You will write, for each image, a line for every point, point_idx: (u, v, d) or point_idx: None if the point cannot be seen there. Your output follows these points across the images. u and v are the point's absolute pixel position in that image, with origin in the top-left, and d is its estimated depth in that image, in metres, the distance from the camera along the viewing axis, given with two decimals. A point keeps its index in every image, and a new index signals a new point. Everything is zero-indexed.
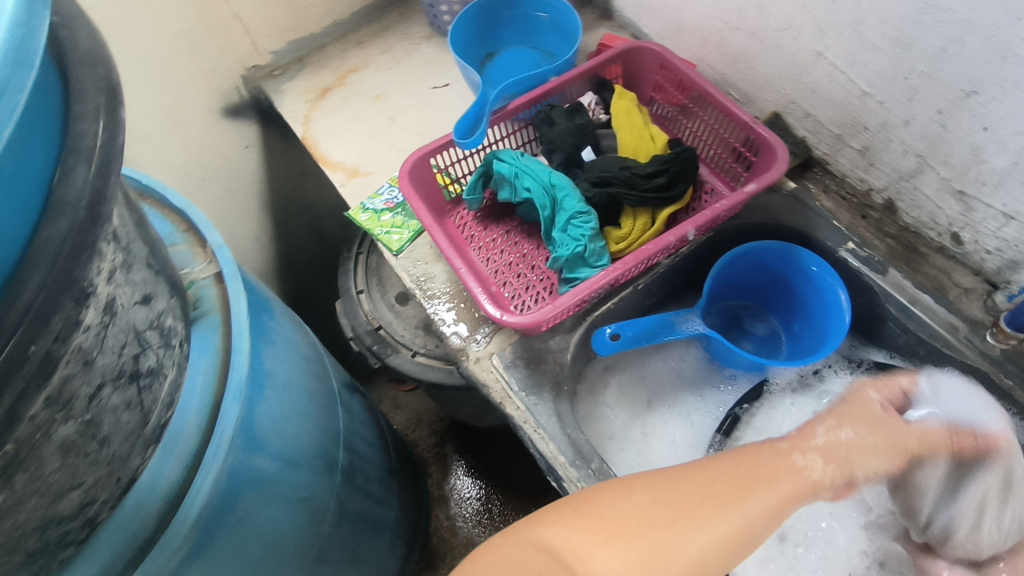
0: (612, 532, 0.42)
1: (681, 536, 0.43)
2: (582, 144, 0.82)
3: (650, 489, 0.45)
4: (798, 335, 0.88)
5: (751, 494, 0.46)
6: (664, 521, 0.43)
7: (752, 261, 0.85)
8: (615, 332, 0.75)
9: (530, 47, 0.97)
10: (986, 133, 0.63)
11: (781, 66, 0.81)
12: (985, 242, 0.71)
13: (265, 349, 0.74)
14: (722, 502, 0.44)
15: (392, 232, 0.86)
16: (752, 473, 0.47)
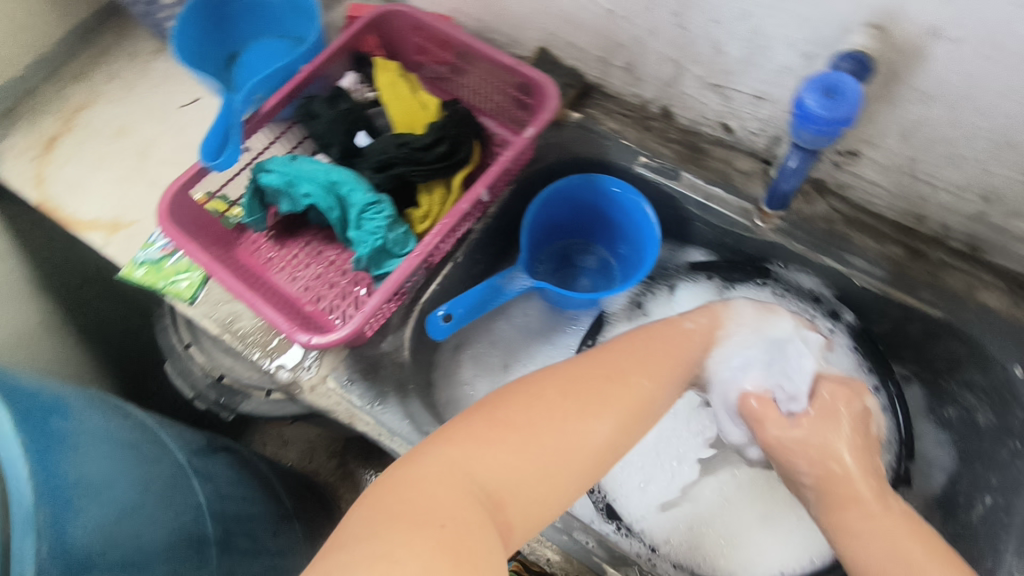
0: (519, 439, 0.50)
1: (578, 424, 0.52)
2: (355, 128, 0.77)
3: (544, 391, 0.54)
4: (625, 257, 0.91)
5: (621, 377, 0.57)
6: (551, 422, 0.52)
7: (562, 200, 0.85)
8: (446, 313, 0.71)
9: (276, 36, 0.88)
10: (719, 26, 0.65)
11: (529, 1, 0.79)
12: (749, 126, 0.75)
13: (73, 456, 0.61)
14: (600, 390, 0.55)
15: (179, 279, 0.76)
16: (633, 378, 0.57)
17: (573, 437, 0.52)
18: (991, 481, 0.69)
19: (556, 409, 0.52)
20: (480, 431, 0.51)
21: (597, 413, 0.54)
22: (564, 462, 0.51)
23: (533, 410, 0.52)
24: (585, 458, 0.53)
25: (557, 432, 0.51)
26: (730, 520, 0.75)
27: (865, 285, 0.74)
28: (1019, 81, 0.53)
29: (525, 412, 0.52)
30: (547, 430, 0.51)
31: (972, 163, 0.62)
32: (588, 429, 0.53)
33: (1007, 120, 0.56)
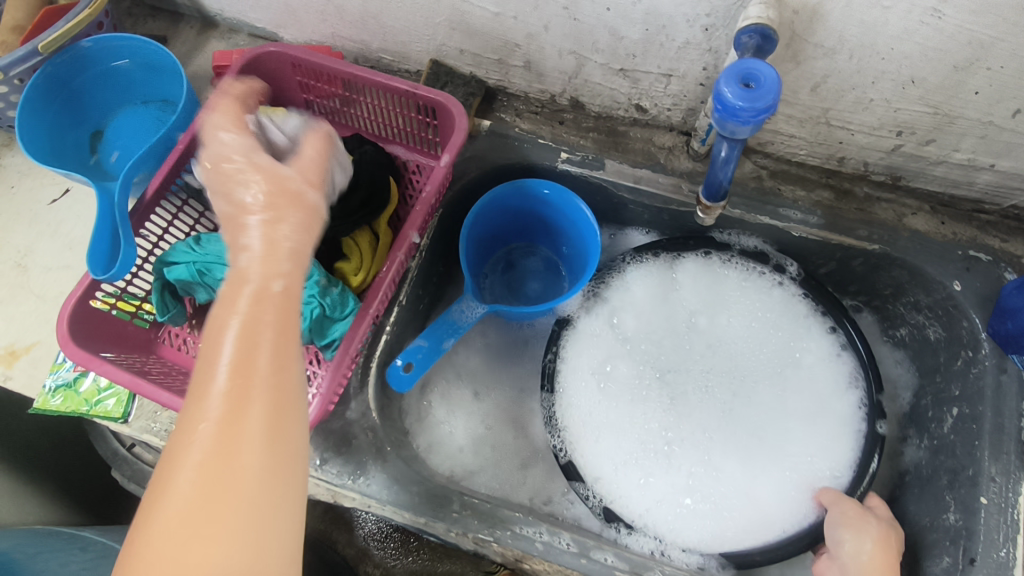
0: (208, 493, 0.37)
1: (277, 432, 0.40)
2: None
3: (192, 431, 0.38)
4: (569, 257, 0.88)
5: (270, 361, 0.42)
6: (247, 445, 0.38)
7: (494, 211, 0.81)
8: (406, 363, 0.68)
9: (139, 103, 0.79)
10: (612, 13, 0.63)
11: (409, 16, 0.73)
12: (662, 102, 0.74)
13: None
14: (283, 375, 0.42)
15: (104, 398, 0.69)
16: (257, 344, 0.41)
17: (251, 452, 0.38)
18: (953, 391, 0.72)
19: (242, 429, 0.38)
20: (190, 530, 0.35)
21: (230, 435, 0.38)
22: (265, 438, 0.39)
23: (217, 451, 0.37)
24: (293, 454, 0.40)
25: (243, 446, 0.38)
26: (727, 492, 0.73)
27: (805, 235, 0.75)
28: (914, 22, 0.53)
29: (223, 374, 0.39)
30: (237, 456, 0.38)
31: (881, 103, 0.63)
32: (272, 445, 0.39)
33: (907, 59, 0.57)
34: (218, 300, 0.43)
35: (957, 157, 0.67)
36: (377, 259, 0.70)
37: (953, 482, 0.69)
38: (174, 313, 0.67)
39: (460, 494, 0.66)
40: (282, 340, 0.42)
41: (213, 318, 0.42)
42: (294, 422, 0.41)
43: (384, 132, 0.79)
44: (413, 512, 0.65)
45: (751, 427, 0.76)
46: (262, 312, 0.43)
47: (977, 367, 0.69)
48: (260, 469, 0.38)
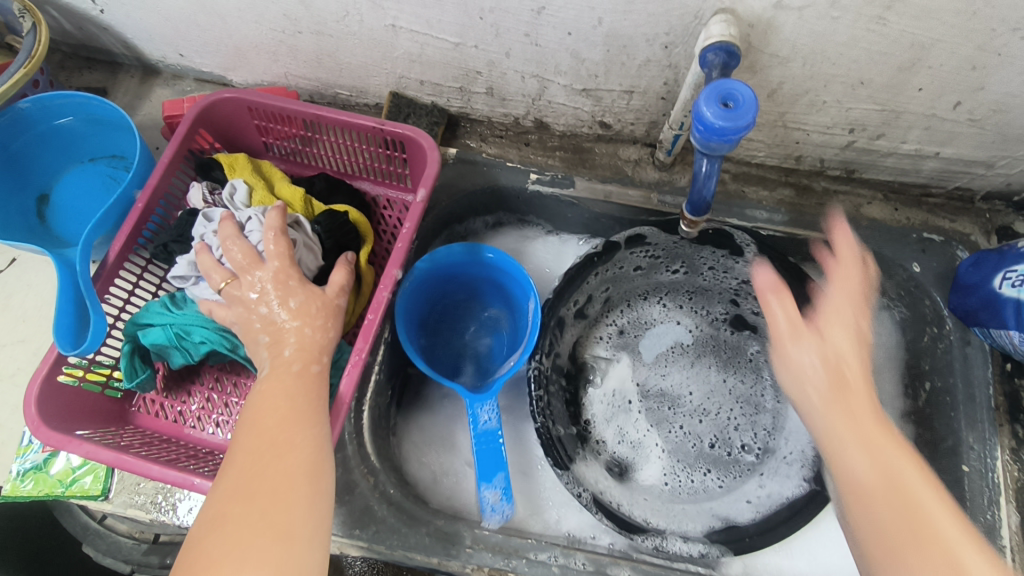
0: (248, 543, 0.41)
1: (299, 496, 0.44)
2: None
3: (221, 509, 0.43)
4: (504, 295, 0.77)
5: (302, 421, 0.49)
6: (249, 525, 0.42)
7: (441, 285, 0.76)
8: (496, 495, 0.66)
9: (86, 161, 0.75)
10: (571, 37, 0.64)
11: (366, 51, 0.73)
12: (625, 118, 0.75)
13: None
14: (299, 447, 0.47)
15: (81, 476, 0.65)
16: (268, 404, 0.50)
17: (257, 536, 0.41)
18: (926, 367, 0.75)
19: (247, 516, 0.42)
20: None
21: (253, 519, 0.42)
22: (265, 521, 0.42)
23: (227, 531, 0.41)
24: (293, 529, 0.43)
25: (280, 507, 0.43)
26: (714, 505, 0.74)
27: (772, 233, 0.77)
28: (860, 30, 0.56)
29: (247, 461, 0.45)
30: (244, 537, 0.41)
31: (834, 104, 0.66)
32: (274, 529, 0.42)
33: (856, 63, 0.60)
34: (262, 378, 0.52)
35: (905, 148, 0.71)
36: (361, 299, 0.68)
37: (933, 453, 0.72)
38: (144, 379, 0.63)
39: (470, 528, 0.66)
40: (303, 429, 0.49)
41: (255, 402, 0.50)
42: (301, 507, 0.44)
43: (350, 169, 0.77)
44: (425, 554, 0.63)
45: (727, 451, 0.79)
46: (292, 386, 0.51)
47: (944, 341, 0.73)
48: (263, 544, 0.41)
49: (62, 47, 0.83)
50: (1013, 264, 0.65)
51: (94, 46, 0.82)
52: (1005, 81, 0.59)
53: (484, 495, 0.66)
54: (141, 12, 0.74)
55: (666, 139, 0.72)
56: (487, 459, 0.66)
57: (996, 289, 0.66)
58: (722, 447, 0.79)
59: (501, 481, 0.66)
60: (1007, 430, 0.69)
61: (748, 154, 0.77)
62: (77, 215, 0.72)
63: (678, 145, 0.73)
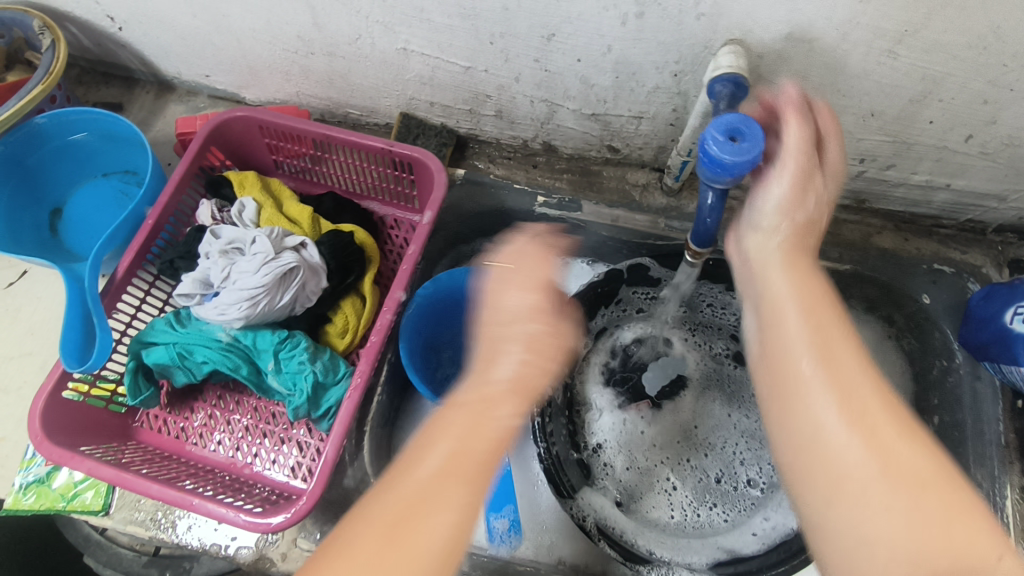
0: None
1: None
2: None
3: (365, 564, 0.34)
4: None
5: (437, 518, 0.36)
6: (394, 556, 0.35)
7: (447, 311, 0.77)
8: (501, 522, 0.73)
9: (99, 175, 0.75)
10: (581, 63, 0.64)
11: (377, 72, 0.73)
12: (633, 142, 0.75)
13: None
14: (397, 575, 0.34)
15: (82, 491, 0.65)
16: (477, 397, 0.43)
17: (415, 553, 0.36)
18: (934, 401, 0.75)
19: (436, 493, 0.37)
20: None
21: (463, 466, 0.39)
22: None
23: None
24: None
25: None
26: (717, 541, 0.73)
27: None
28: (870, 64, 0.56)
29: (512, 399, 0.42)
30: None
31: (843, 134, 0.66)
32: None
33: (866, 95, 0.60)
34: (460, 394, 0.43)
35: (916, 179, 0.70)
36: (365, 320, 0.68)
37: None
38: (148, 396, 0.64)
39: None
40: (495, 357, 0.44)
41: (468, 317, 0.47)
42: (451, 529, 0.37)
43: (359, 188, 0.78)
44: None
45: (731, 485, 0.77)
46: (476, 406, 0.42)
47: (954, 375, 0.72)
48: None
49: (80, 63, 0.85)
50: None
51: (111, 62, 0.84)
52: (1017, 116, 0.59)
53: (490, 522, 0.73)
54: (158, 30, 0.75)
55: (674, 165, 0.72)
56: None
57: (1007, 324, 0.65)
58: (725, 481, 0.77)
59: (509, 512, 0.74)
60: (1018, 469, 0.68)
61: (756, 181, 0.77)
62: (88, 229, 0.73)
63: (686, 171, 0.73)
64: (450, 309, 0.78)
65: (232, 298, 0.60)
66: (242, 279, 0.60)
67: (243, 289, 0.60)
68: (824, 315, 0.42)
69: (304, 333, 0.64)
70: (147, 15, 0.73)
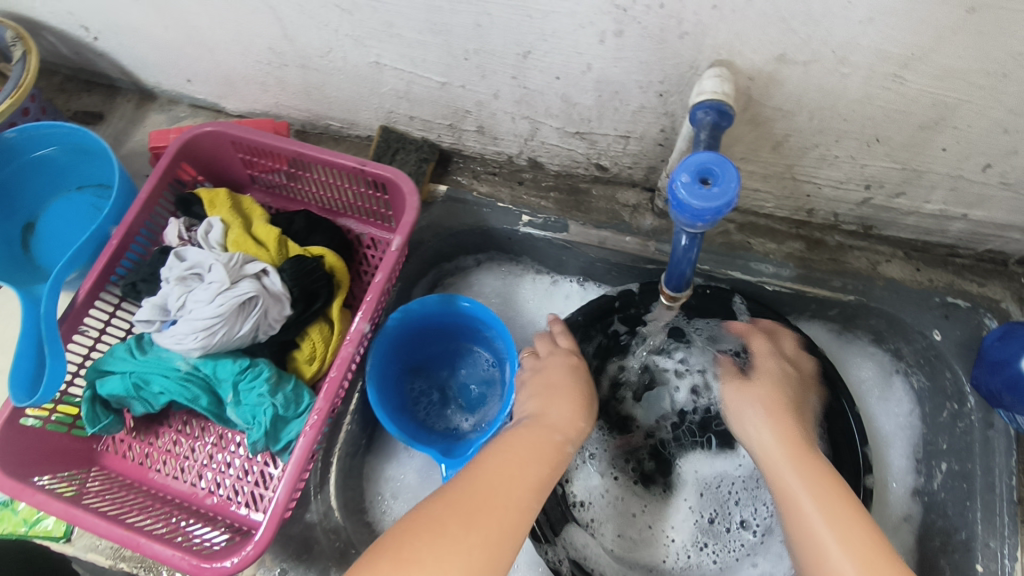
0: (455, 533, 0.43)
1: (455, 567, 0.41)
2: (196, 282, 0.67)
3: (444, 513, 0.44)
4: (494, 350, 0.73)
5: (524, 486, 0.49)
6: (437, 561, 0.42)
7: (428, 331, 0.73)
8: None
9: (74, 188, 0.74)
10: (560, 81, 0.60)
11: (353, 85, 0.70)
12: (622, 161, 0.71)
13: None
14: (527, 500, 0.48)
15: (45, 516, 0.64)
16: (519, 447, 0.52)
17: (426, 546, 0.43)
18: (942, 445, 0.69)
19: (509, 472, 0.49)
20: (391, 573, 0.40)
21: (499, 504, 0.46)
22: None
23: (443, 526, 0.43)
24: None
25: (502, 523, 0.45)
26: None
27: (778, 289, 0.72)
28: (874, 88, 0.51)
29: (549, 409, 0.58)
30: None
31: (847, 159, 0.60)
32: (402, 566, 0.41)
33: (870, 120, 0.54)
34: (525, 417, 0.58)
35: (929, 207, 0.64)
36: (332, 348, 0.65)
37: (946, 545, 0.66)
38: (108, 423, 0.62)
39: None
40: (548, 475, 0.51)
41: (510, 436, 0.54)
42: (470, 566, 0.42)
43: (335, 206, 0.75)
44: None
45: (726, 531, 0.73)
46: (547, 452, 0.53)
47: (965, 420, 0.67)
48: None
49: (62, 70, 0.84)
50: None
51: (92, 70, 0.82)
52: None
53: None
54: (132, 40, 0.73)
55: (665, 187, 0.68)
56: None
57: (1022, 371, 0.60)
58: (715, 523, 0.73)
59: None
60: None
61: (755, 204, 0.72)
62: (59, 245, 0.72)
63: None
64: (428, 333, 0.74)
65: (188, 328, 0.58)
66: (196, 309, 0.58)
67: (198, 319, 0.58)
68: (841, 508, 0.50)
69: (267, 361, 0.62)
70: (120, 26, 0.71)
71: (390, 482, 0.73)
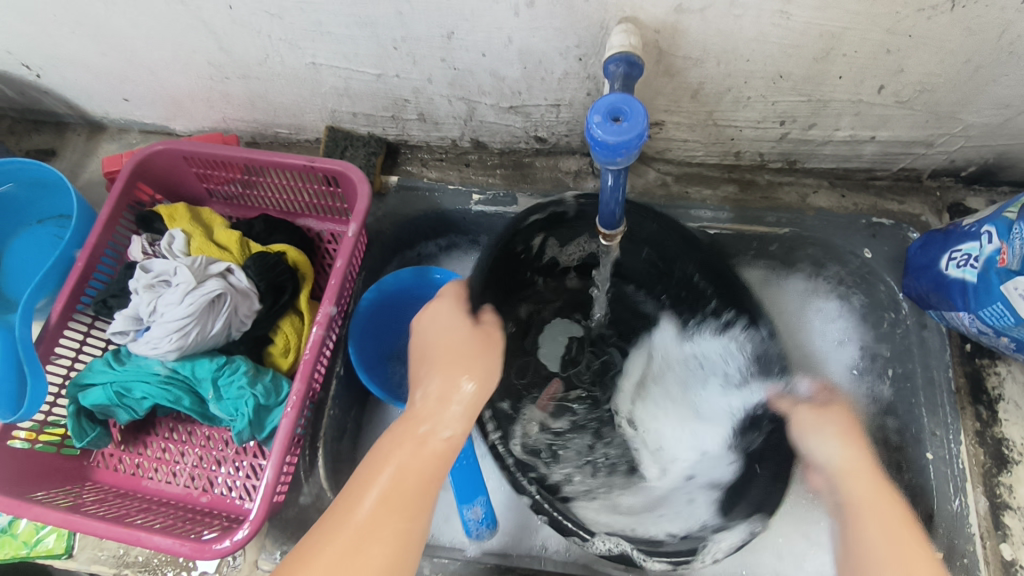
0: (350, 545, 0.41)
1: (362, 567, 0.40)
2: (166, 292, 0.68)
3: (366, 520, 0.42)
4: None
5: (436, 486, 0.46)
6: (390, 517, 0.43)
7: (401, 312, 0.78)
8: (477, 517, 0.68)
9: (34, 222, 0.76)
10: (486, 58, 0.64)
11: (295, 90, 0.73)
12: (558, 130, 0.75)
13: None
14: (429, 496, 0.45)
15: (44, 535, 0.66)
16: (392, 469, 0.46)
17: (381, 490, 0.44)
18: (886, 354, 0.75)
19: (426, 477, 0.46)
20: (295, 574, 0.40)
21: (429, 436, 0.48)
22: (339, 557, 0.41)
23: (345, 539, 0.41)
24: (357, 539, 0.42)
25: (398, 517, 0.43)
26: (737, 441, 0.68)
27: (719, 231, 0.77)
28: (766, 26, 0.56)
29: (418, 390, 0.52)
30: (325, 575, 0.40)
31: (758, 99, 0.66)
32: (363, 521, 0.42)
33: (770, 58, 0.60)
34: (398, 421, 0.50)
35: (840, 135, 0.70)
36: (304, 337, 0.68)
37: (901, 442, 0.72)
38: (95, 436, 0.64)
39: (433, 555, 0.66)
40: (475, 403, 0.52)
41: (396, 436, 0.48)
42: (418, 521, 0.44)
43: (293, 207, 0.78)
44: None
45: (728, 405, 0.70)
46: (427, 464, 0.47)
47: (901, 327, 0.72)
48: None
49: (10, 113, 0.86)
50: (957, 244, 0.64)
51: (38, 108, 0.84)
52: (922, 62, 0.58)
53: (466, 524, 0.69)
54: (75, 73, 0.75)
55: None
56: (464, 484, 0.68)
57: (942, 271, 0.66)
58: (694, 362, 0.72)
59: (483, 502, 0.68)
60: (970, 412, 0.70)
61: (686, 155, 0.77)
62: (26, 277, 0.74)
63: None
64: (401, 317, 0.80)
65: (162, 331, 0.61)
66: (168, 312, 0.61)
67: (171, 321, 0.61)
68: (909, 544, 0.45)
69: (243, 357, 0.65)
70: (61, 60, 0.73)
71: None
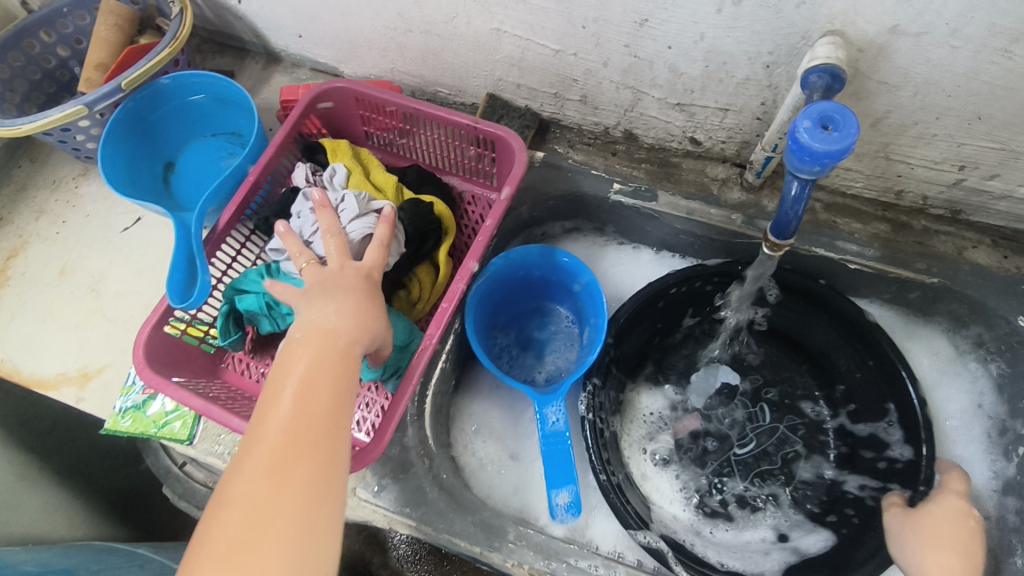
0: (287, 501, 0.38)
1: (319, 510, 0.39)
2: None
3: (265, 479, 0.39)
4: (580, 297, 0.78)
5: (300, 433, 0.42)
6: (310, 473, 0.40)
7: (518, 283, 0.80)
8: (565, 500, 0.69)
9: (209, 135, 0.83)
10: (671, 50, 0.64)
11: (469, 52, 0.76)
12: (716, 135, 0.75)
13: None
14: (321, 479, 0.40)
15: (171, 420, 0.71)
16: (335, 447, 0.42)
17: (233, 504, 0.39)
18: (1019, 429, 0.70)
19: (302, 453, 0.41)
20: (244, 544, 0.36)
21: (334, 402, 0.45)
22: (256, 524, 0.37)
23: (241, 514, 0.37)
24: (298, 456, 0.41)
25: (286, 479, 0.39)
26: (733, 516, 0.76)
27: (860, 267, 0.75)
28: (983, 62, 0.53)
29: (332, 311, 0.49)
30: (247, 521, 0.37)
31: (944, 138, 0.63)
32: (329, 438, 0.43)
33: (974, 96, 0.57)
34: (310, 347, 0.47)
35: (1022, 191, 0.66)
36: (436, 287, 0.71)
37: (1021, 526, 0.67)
38: (234, 340, 0.69)
39: (517, 524, 0.67)
40: (342, 382, 0.45)
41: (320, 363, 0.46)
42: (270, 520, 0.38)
43: (441, 163, 0.81)
44: (468, 542, 0.65)
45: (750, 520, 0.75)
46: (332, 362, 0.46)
47: None
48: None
49: (201, 32, 0.93)
50: None
51: (228, 33, 0.91)
52: None
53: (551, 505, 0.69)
54: (273, 4, 0.81)
55: (758, 160, 0.71)
56: (558, 467, 0.70)
57: None
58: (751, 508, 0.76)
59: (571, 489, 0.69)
60: None
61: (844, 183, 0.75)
62: (195, 184, 0.80)
63: (769, 167, 0.72)
64: (520, 290, 0.81)
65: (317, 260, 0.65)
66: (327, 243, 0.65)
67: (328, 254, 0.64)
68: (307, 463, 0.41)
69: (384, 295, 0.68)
70: None
71: (475, 418, 0.80)
